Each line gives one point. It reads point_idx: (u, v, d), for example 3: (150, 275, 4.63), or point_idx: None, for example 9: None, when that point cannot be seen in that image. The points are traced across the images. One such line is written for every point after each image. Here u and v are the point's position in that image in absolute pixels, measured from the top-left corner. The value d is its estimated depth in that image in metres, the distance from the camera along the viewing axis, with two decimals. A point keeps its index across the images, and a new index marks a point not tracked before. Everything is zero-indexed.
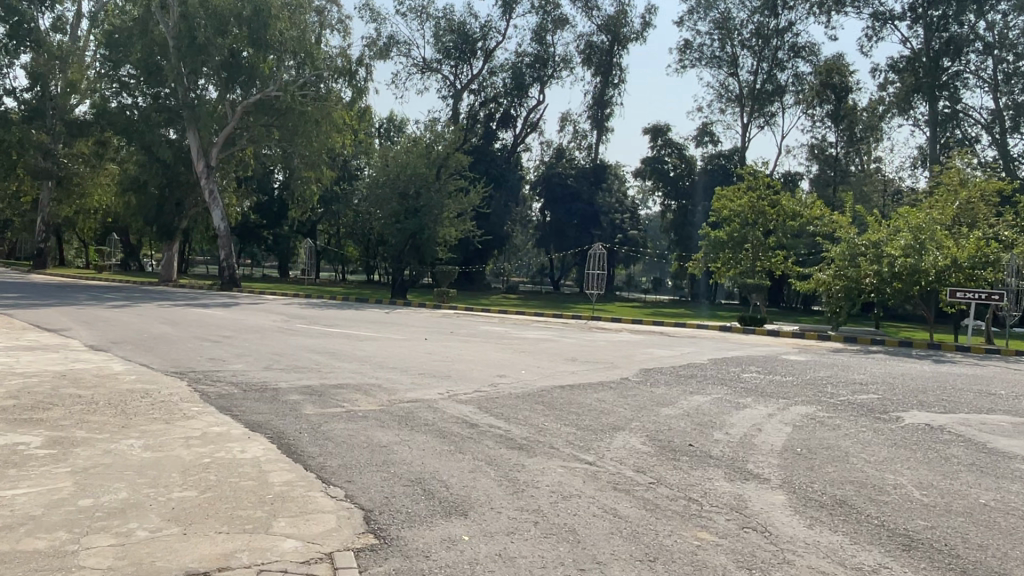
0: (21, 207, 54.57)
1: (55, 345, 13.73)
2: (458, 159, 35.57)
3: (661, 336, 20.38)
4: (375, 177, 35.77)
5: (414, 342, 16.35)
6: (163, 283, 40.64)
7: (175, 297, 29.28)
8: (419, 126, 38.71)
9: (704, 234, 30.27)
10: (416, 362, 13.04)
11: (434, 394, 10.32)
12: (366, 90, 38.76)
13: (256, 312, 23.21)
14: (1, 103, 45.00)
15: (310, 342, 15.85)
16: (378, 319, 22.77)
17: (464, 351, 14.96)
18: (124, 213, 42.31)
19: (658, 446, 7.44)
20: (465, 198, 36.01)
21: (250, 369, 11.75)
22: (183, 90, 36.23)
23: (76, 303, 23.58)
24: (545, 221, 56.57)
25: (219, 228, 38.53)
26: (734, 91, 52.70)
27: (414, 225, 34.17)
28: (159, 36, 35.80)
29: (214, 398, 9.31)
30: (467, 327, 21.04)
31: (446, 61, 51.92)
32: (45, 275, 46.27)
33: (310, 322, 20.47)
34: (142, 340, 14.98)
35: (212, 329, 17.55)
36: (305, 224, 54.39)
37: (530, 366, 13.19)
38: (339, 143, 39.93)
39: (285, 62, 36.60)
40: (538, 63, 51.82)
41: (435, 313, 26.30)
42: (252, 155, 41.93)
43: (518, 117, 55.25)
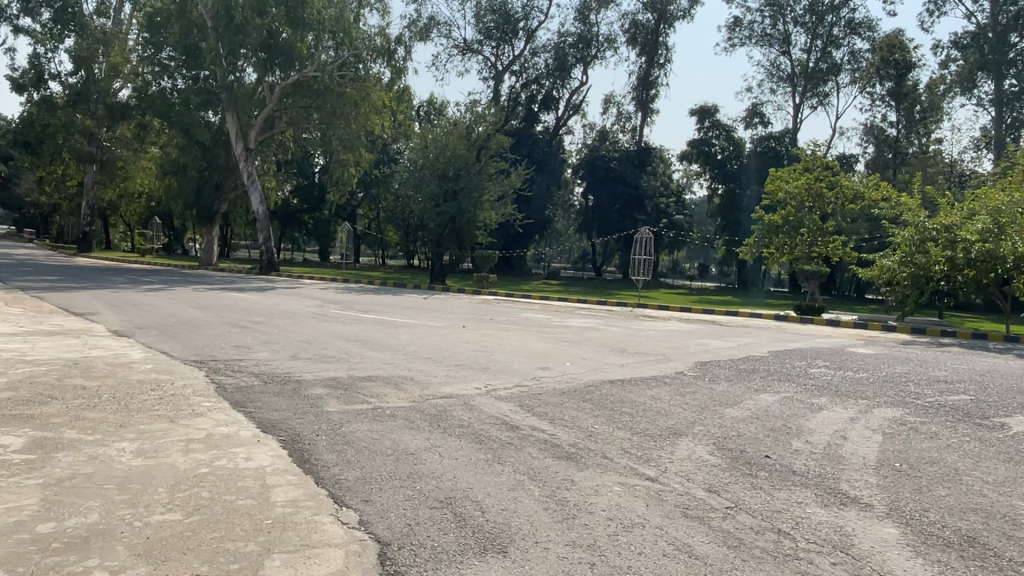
0: (68, 190, 55.29)
1: (77, 330, 13.15)
2: (499, 141, 34.48)
3: (713, 326, 19.14)
4: (413, 160, 34.96)
5: (451, 330, 15.44)
6: (203, 267, 40.56)
7: (213, 281, 28.92)
8: (459, 108, 37.61)
9: (757, 217, 28.59)
10: (452, 353, 12.13)
11: (470, 388, 9.37)
12: (405, 70, 37.92)
13: (291, 297, 22.57)
14: (46, 87, 45.38)
15: (341, 329, 15.06)
16: (415, 304, 21.95)
17: (504, 341, 14.00)
18: (166, 196, 42.38)
19: (729, 457, 6.36)
20: (506, 181, 34.86)
21: (275, 359, 10.95)
22: (222, 73, 35.89)
23: (111, 287, 23.25)
24: (587, 205, 55.29)
25: (257, 212, 38.15)
26: (786, 70, 50.48)
27: (454, 209, 33.29)
28: (197, 17, 35.33)
29: (230, 391, 8.50)
30: (507, 314, 20.07)
31: (487, 42, 50.79)
32: (89, 258, 46.75)
33: (345, 308, 19.74)
34: (168, 326, 14.36)
35: (242, 314, 16.88)
36: (345, 208, 53.96)
37: (575, 357, 12.17)
38: (378, 125, 39.18)
39: (324, 42, 35.97)
40: (581, 43, 50.41)
41: (474, 299, 25.39)
42: (292, 138, 41.48)
43: (561, 98, 53.98)
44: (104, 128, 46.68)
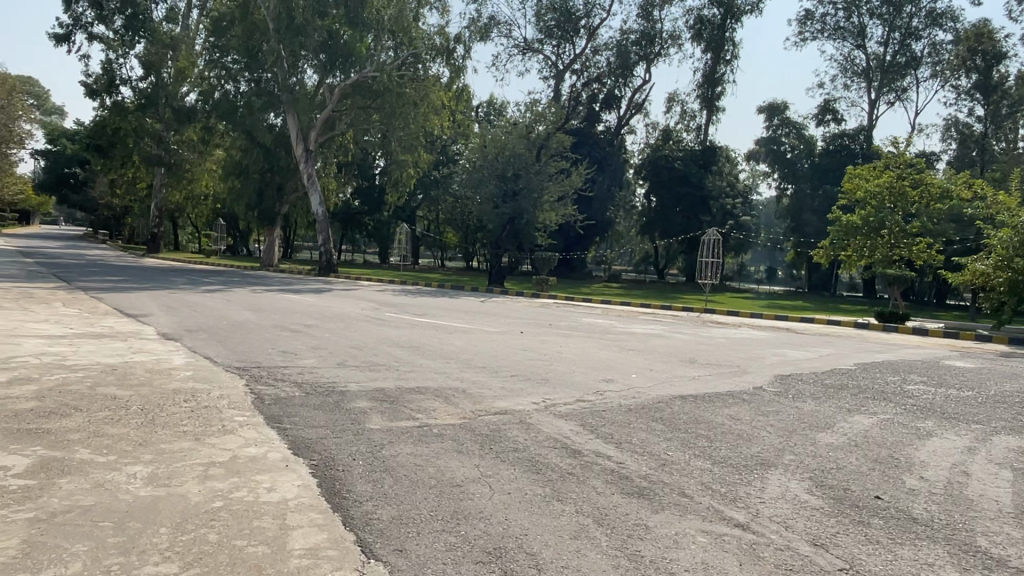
0: (138, 194, 56.89)
1: (126, 333, 12.82)
2: (560, 139, 33.36)
3: (788, 333, 17.86)
4: (471, 161, 34.44)
5: (507, 335, 14.65)
6: (265, 268, 40.83)
7: (272, 282, 28.93)
8: (518, 107, 36.85)
9: (833, 218, 26.88)
10: (510, 362, 11.34)
11: (527, 403, 8.53)
12: (464, 68, 37.43)
13: (347, 299, 22.16)
14: (117, 93, 46.61)
15: (394, 333, 14.45)
16: (471, 308, 21.25)
17: (564, 349, 13.14)
18: (230, 198, 42.99)
19: (831, 497, 5.37)
20: (566, 181, 33.85)
21: (321, 366, 10.34)
22: (284, 76, 36.02)
23: (170, 287, 23.31)
24: (650, 206, 53.94)
25: (317, 213, 38.17)
26: (861, 65, 48.08)
27: (512, 209, 32.61)
28: (258, 20, 35.41)
29: (268, 402, 7.89)
30: (567, 319, 19.18)
31: (547, 42, 49.99)
32: (157, 259, 47.83)
33: (400, 311, 19.19)
34: (218, 328, 13.98)
35: (295, 317, 16.45)
36: (405, 210, 53.87)
37: (641, 368, 11.21)
38: (438, 125, 38.83)
39: (383, 43, 35.83)
40: (644, 40, 49.01)
41: (532, 302, 24.59)
42: (353, 139, 41.51)
43: (623, 97, 52.76)
44: (172, 131, 47.65)
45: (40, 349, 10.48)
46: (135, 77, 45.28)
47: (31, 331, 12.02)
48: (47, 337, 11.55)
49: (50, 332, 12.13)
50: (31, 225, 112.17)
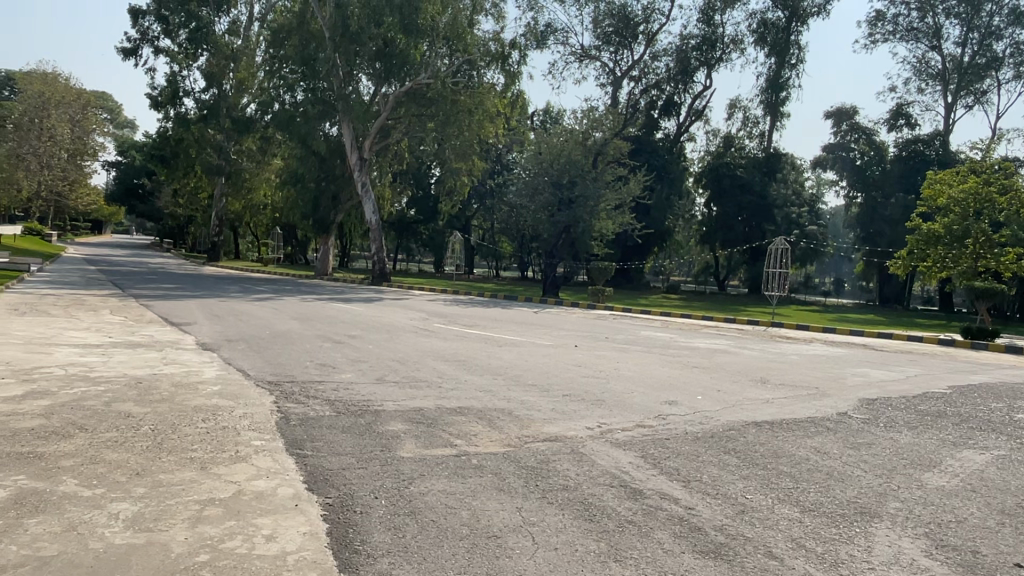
0: (201, 203, 58.10)
1: (165, 342, 12.36)
2: (617, 145, 32.24)
3: (867, 350, 16.46)
4: (525, 168, 33.66)
5: (561, 350, 13.76)
6: (319, 277, 40.84)
7: (324, 290, 28.67)
8: (574, 114, 35.98)
9: (913, 227, 25.07)
10: (566, 379, 10.44)
11: (580, 429, 7.61)
12: (520, 74, 36.75)
13: (396, 309, 21.55)
14: (181, 105, 47.56)
15: (442, 346, 13.68)
16: (524, 319, 20.37)
17: (624, 365, 12.16)
18: (286, 207, 43.29)
19: (958, 566, 4.30)
20: (624, 188, 32.78)
21: (358, 382, 9.61)
22: (339, 84, 35.95)
23: (221, 296, 23.13)
24: (710, 215, 52.37)
25: (371, 221, 37.92)
26: (936, 67, 45.66)
27: (568, 217, 31.69)
28: (314, 30, 35.76)
29: (293, 423, 7.14)
30: (625, 332, 18.13)
31: (605, 48, 49.05)
32: (216, 267, 48.53)
33: (449, 322, 18.46)
34: (259, 339, 13.44)
35: (341, 327, 15.84)
36: (460, 219, 53.51)
37: (707, 389, 10.14)
38: (492, 133, 38.28)
39: (438, 49, 35.48)
40: (705, 45, 47.66)
41: (588, 314, 23.60)
42: (408, 147, 41.28)
43: (683, 103, 51.45)
44: (233, 142, 48.41)
45: (71, 358, 10.03)
46: (198, 89, 46.20)
47: (68, 339, 11.65)
48: (82, 345, 11.13)
49: (87, 340, 11.73)
50: (103, 234, 116.32)
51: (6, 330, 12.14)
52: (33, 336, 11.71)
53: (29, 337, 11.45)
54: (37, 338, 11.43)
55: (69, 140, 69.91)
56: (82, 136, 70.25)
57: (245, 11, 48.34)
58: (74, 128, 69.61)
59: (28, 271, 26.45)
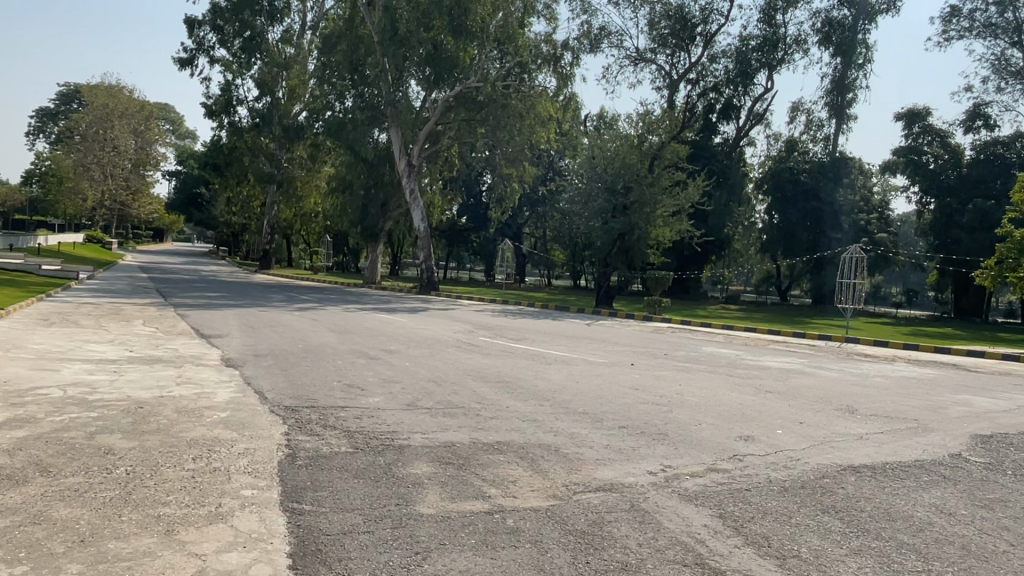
0: (254, 211, 58.49)
1: (188, 358, 11.50)
2: (675, 149, 30.71)
3: (960, 371, 14.72)
4: (578, 175, 32.45)
5: (617, 369, 12.46)
6: (367, 285, 40.20)
7: (370, 299, 27.93)
8: (629, 119, 34.43)
9: (1005, 234, 22.99)
10: (624, 407, 9.17)
11: (641, 475, 6.32)
12: (572, 77, 35.52)
13: (441, 320, 20.53)
14: (235, 113, 47.78)
15: (485, 364, 12.52)
16: (576, 332, 19.10)
17: (687, 389, 10.79)
18: (336, 214, 42.99)
19: None
20: (682, 193, 31.21)
21: (385, 407, 8.48)
22: (388, 88, 35.28)
23: (262, 305, 22.47)
24: (772, 223, 50.10)
25: (420, 229, 37.09)
26: (1019, 65, 42.66)
27: (623, 224, 30.32)
28: (364, 34, 35.30)
29: (299, 463, 6.02)
30: (685, 348, 16.72)
31: (661, 51, 47.37)
32: (267, 275, 48.53)
33: (496, 335, 17.31)
34: (289, 354, 12.50)
35: (378, 341, 14.82)
36: (512, 226, 52.40)
37: (789, 422, 8.73)
38: (544, 137, 37.10)
39: (489, 52, 34.56)
40: (767, 46, 45.67)
41: (644, 327, 22.16)
42: (458, 152, 40.40)
43: (743, 107, 49.53)
44: (285, 149, 48.56)
45: (75, 375, 9.15)
46: (251, 98, 46.34)
47: (83, 353, 10.84)
48: (96, 361, 10.30)
49: (103, 355, 10.92)
50: (164, 242, 119.35)
51: (23, 343, 11.41)
52: (49, 350, 10.96)
53: (44, 352, 10.70)
54: (50, 353, 10.64)
55: (132, 150, 71.63)
56: (145, 147, 71.95)
57: (298, 20, 48.32)
58: (136, 139, 71.25)
59: (76, 279, 26.36)
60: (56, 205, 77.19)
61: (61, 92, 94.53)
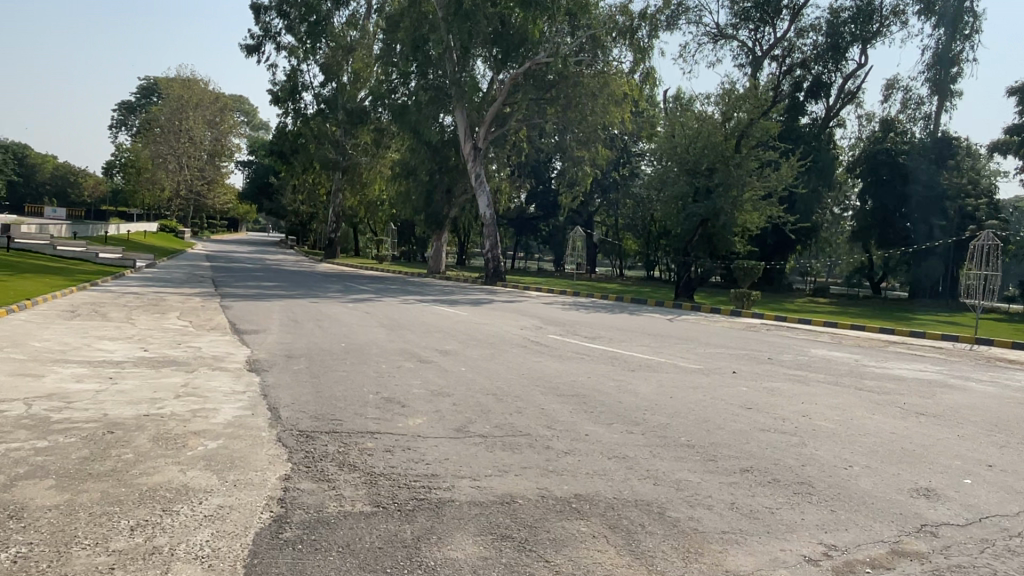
0: (320, 200, 58.03)
1: (208, 358, 9.81)
2: (765, 126, 27.57)
3: None
4: (658, 160, 29.80)
5: (718, 379, 10.18)
6: (431, 275, 38.72)
7: (432, 290, 26.22)
8: (711, 97, 31.40)
9: None
10: (743, 440, 6.95)
11: (797, 568, 4.13)
12: (650, 50, 32.90)
13: (506, 314, 18.53)
14: (301, 100, 46.90)
15: (556, 370, 10.41)
16: (660, 329, 16.82)
17: (814, 410, 8.45)
18: (399, 201, 41.57)
19: None
20: (773, 175, 28.19)
21: (428, 435, 6.51)
22: (453, 66, 33.47)
23: (315, 296, 20.94)
24: (865, 209, 46.37)
25: (485, 216, 35.25)
26: None
27: (707, 209, 27.63)
28: (428, 11, 33.49)
29: (283, 539, 4.08)
30: (789, 350, 14.23)
31: (744, 26, 43.96)
32: (332, 264, 47.77)
33: (568, 333, 15.19)
34: (326, 355, 10.69)
35: (432, 339, 12.88)
36: (582, 215, 50.00)
37: (980, 468, 6.32)
38: (619, 118, 34.57)
39: (560, 27, 32.22)
40: (861, 17, 41.95)
41: (735, 324, 19.66)
42: (526, 135, 38.38)
43: (833, 84, 45.72)
44: (350, 136, 47.71)
45: (56, 384, 7.51)
46: (317, 84, 45.35)
47: (84, 354, 9.24)
48: (95, 364, 8.70)
49: (109, 356, 9.31)
50: (239, 232, 121.71)
51: (25, 341, 9.91)
52: (48, 349, 9.40)
53: (41, 351, 9.18)
54: (46, 354, 9.07)
55: (207, 140, 72.39)
56: (219, 138, 72.55)
57: (363, 3, 46.82)
58: (211, 130, 71.92)
59: (131, 267, 25.52)
60: (135, 195, 78.91)
61: (142, 86, 96.95)
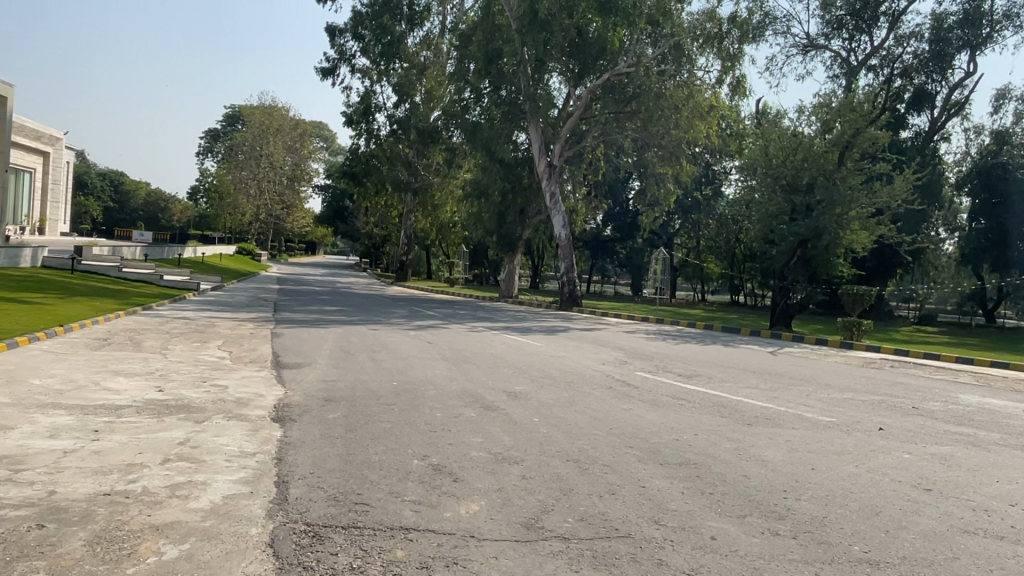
0: (393, 221, 57.47)
1: (229, 402, 8.15)
2: (874, 137, 24.63)
3: None
4: (748, 176, 27.35)
5: (865, 442, 7.86)
6: (503, 299, 37.00)
7: (502, 315, 24.41)
8: (807, 106, 28.64)
9: None
10: (948, 553, 4.72)
11: None
12: (740, 57, 30.39)
13: (584, 345, 16.50)
14: (374, 121, 46.23)
15: (652, 422, 8.31)
16: (764, 365, 14.45)
17: (1020, 496, 6.08)
18: (471, 221, 40.16)
19: None
20: (884, 190, 25.19)
21: (487, 537, 4.55)
22: (528, 80, 31.97)
23: (377, 322, 19.39)
24: (977, 230, 42.14)
25: (560, 237, 33.37)
26: None
27: (808, 229, 24.75)
28: (502, 23, 31.96)
29: None
30: (931, 395, 11.70)
31: (836, 35, 40.74)
32: (402, 288, 46.76)
33: (657, 369, 13.01)
34: (370, 397, 8.91)
35: (499, 376, 10.97)
36: (663, 236, 47.47)
37: None
38: (703, 132, 32.14)
39: (640, 36, 30.02)
40: (970, 22, 38.21)
41: (848, 359, 17.04)
42: (604, 152, 36.37)
43: (938, 95, 41.95)
44: (423, 157, 47.00)
45: (19, 443, 5.90)
46: (390, 104, 44.60)
47: (80, 397, 7.68)
48: (85, 412, 7.10)
49: (109, 399, 7.71)
50: (316, 254, 123.84)
51: (23, 377, 8.44)
52: (44, 390, 7.88)
53: (30, 393, 7.67)
54: (36, 396, 7.54)
55: (287, 165, 73.27)
56: (299, 163, 73.39)
57: (436, 22, 45.91)
58: (290, 155, 72.87)
59: (194, 290, 24.64)
60: (217, 218, 80.62)
61: (226, 113, 99.85)
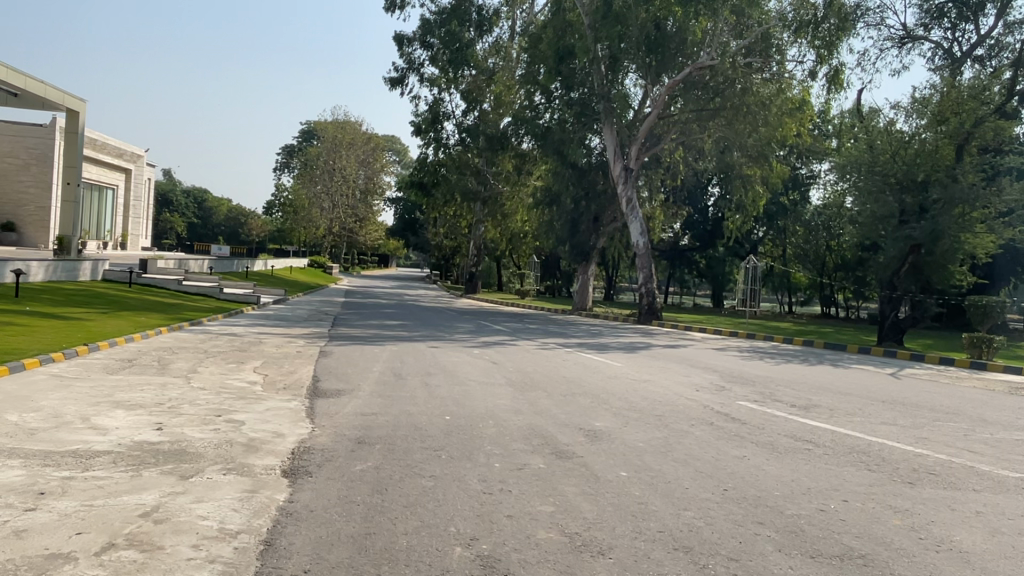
0: (462, 232, 56.39)
1: (232, 446, 6.48)
2: (999, 127, 21.63)
3: None
4: (848, 174, 24.59)
5: None
6: (576, 312, 35.03)
7: (576, 331, 22.45)
8: (914, 97, 25.58)
9: None
10: None
11: None
12: (837, 45, 27.54)
13: (669, 365, 14.40)
14: (443, 129, 45.01)
15: (780, 480, 6.21)
16: (891, 392, 12.03)
17: None
18: (542, 229, 38.32)
19: None
20: (1012, 185, 22.06)
21: None
22: (602, 78, 29.98)
23: (438, 338, 17.74)
24: None
25: (638, 245, 31.10)
26: None
27: (924, 232, 21.81)
28: (574, 18, 30.04)
29: None
30: None
31: (936, 25, 37.08)
32: (471, 301, 45.32)
33: (764, 398, 10.82)
34: (414, 439, 7.12)
35: (574, 408, 9.06)
36: (745, 245, 44.58)
37: None
38: (794, 127, 29.34)
39: (723, 25, 27.51)
40: None
41: (987, 382, 14.35)
42: (682, 155, 33.93)
43: None
44: (492, 165, 45.56)
45: None
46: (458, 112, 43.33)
47: (51, 441, 6.16)
48: (38, 464, 5.52)
49: (87, 443, 6.17)
50: (389, 267, 124.66)
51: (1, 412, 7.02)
52: (14, 430, 6.42)
53: None
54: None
55: (360, 179, 73.38)
56: (372, 176, 73.59)
57: (506, 28, 44.34)
58: (363, 168, 72.75)
59: (251, 304, 23.63)
60: (292, 232, 81.50)
61: (303, 129, 101.37)
